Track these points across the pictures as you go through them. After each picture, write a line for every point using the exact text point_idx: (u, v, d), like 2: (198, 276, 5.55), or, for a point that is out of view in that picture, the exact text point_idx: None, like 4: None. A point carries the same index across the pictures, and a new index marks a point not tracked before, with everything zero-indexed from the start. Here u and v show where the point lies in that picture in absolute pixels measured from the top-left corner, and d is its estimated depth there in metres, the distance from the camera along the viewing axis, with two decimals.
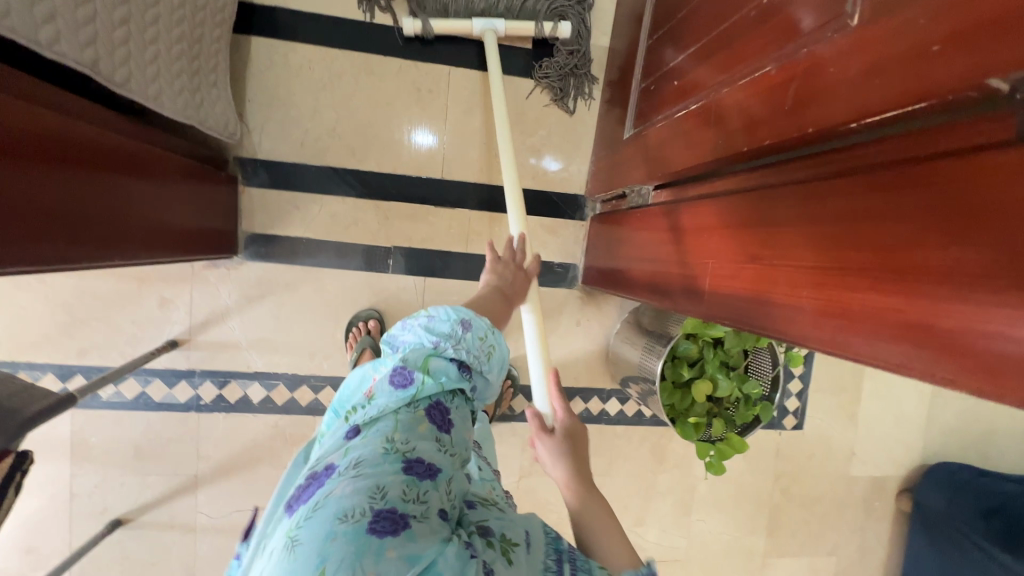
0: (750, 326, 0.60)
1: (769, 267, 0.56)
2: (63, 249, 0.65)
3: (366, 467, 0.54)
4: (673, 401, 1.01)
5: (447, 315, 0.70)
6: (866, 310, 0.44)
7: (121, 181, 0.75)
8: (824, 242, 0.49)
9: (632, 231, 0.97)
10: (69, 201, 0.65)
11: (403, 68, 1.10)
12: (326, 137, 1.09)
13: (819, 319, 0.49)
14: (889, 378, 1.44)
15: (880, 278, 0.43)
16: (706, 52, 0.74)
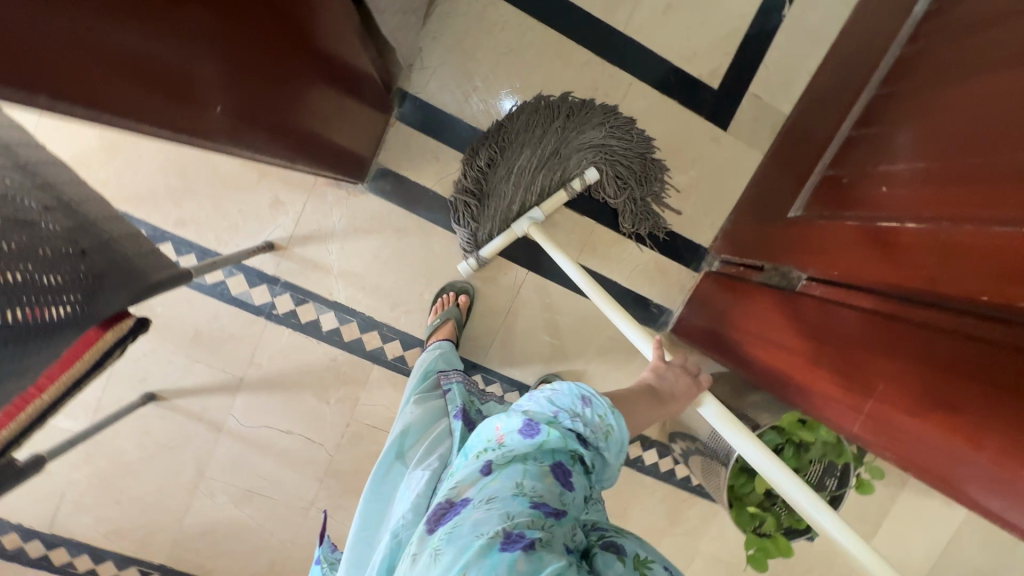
0: (891, 462, 0.62)
1: (931, 408, 0.58)
2: (288, 148, 0.75)
3: (498, 500, 0.56)
4: (735, 482, 1.00)
5: (570, 389, 0.66)
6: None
7: (338, 95, 0.83)
8: (996, 410, 0.52)
9: (765, 309, 0.93)
10: (305, 110, 0.74)
11: (590, 62, 1.06)
12: (490, 102, 1.06)
13: (983, 483, 0.52)
14: (911, 524, 1.42)
15: None
16: (940, 174, 0.71)
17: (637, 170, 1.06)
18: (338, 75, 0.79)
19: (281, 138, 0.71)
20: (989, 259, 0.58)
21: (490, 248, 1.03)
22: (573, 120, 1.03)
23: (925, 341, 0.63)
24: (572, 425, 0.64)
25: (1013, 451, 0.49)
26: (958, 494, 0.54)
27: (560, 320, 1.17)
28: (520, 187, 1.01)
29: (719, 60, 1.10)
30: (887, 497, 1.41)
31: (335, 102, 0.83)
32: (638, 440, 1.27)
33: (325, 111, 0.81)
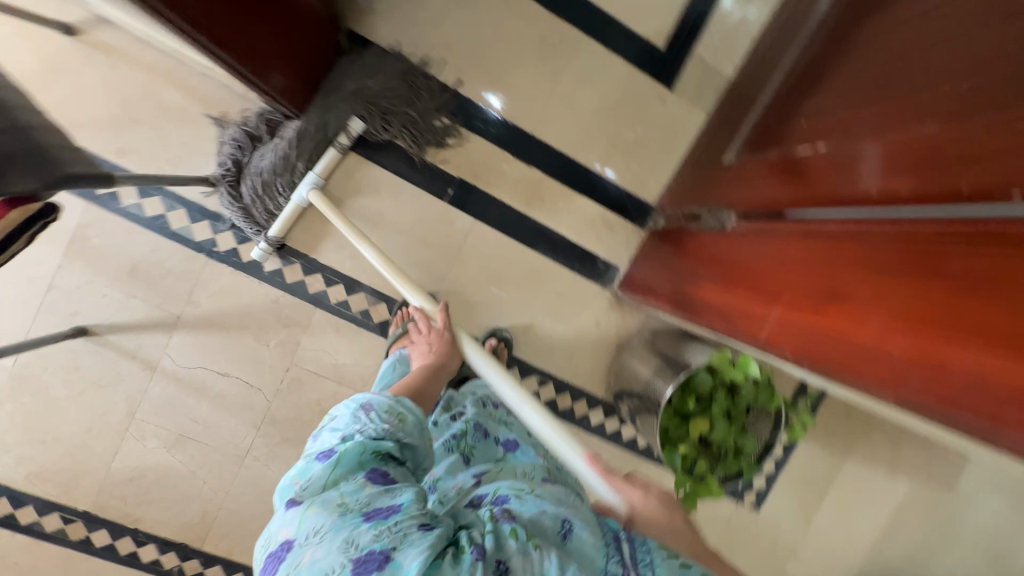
0: (811, 366, 0.61)
1: (846, 304, 0.59)
2: (279, 84, 0.91)
3: (326, 532, 0.50)
4: (669, 425, 1.00)
5: (348, 408, 0.62)
6: (936, 362, 0.47)
7: (307, 42, 0.93)
8: (907, 296, 0.52)
9: (703, 250, 0.95)
10: (286, 51, 0.89)
11: (538, 16, 1.10)
12: (440, 49, 1.08)
13: (898, 369, 0.50)
14: (855, 495, 1.44)
15: (957, 335, 0.46)
16: (851, 99, 0.74)
17: (403, 101, 1.06)
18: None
19: (236, 54, 0.77)
20: (887, 157, 0.61)
21: (278, 224, 1.04)
22: (344, 87, 1.03)
23: (820, 247, 0.67)
24: (360, 434, 0.58)
25: (921, 330, 0.49)
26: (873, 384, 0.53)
27: (505, 271, 1.17)
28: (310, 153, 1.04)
29: (666, 22, 1.14)
30: (831, 467, 1.43)
31: (283, 27, 0.85)
32: (584, 398, 1.23)
33: (270, 32, 0.82)
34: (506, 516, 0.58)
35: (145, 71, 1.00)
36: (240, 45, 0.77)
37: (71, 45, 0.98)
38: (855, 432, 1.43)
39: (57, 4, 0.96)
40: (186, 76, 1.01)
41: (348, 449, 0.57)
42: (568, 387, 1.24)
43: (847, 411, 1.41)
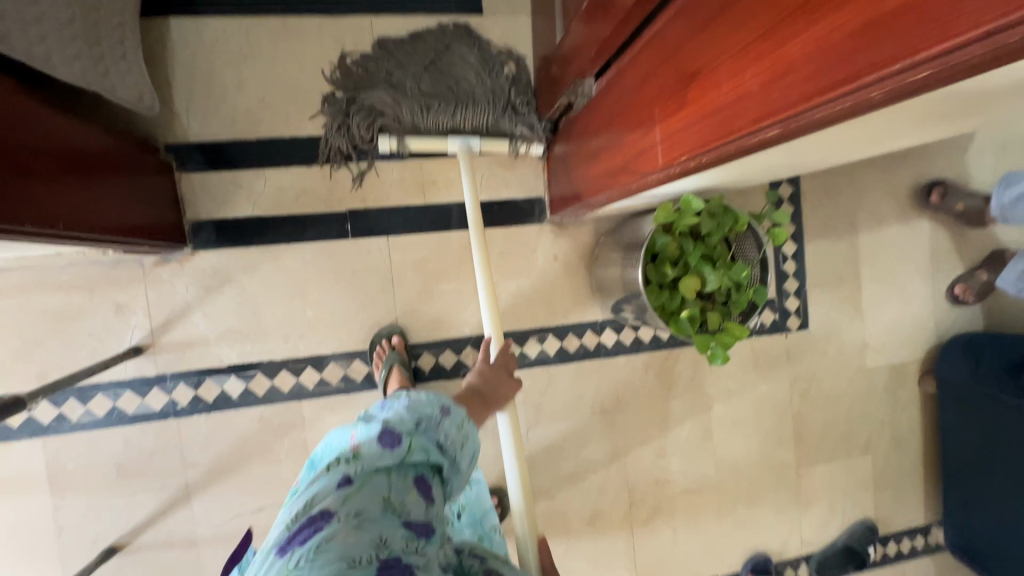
0: (704, 161, 0.56)
1: (703, 78, 0.53)
2: (127, 227, 0.87)
3: (365, 520, 0.54)
4: (661, 301, 0.97)
5: (429, 400, 0.72)
6: (796, 65, 0.41)
7: (125, 175, 0.89)
8: (739, 29, 0.47)
9: (585, 133, 0.91)
10: (114, 194, 0.85)
11: (323, 25, 1.06)
12: (257, 109, 1.05)
13: (769, 99, 0.44)
14: (885, 259, 1.39)
15: (796, 24, 0.40)
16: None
17: (497, 84, 1.09)
18: (56, 138, 0.75)
19: (75, 222, 0.75)
20: None
21: (417, 140, 1.02)
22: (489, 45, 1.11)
23: (669, 35, 0.60)
24: (432, 434, 0.68)
25: (767, 48, 0.44)
26: (750, 135, 0.48)
27: (446, 263, 1.14)
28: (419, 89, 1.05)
29: None
30: (849, 248, 1.37)
31: (82, 170, 0.79)
32: (588, 330, 1.23)
33: (67, 178, 0.75)
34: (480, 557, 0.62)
35: (15, 293, 0.98)
36: (58, 212, 0.72)
37: None
38: (850, 205, 1.37)
39: None
40: (53, 275, 0.99)
41: (414, 441, 0.65)
42: (567, 327, 1.22)
43: (830, 191, 1.36)
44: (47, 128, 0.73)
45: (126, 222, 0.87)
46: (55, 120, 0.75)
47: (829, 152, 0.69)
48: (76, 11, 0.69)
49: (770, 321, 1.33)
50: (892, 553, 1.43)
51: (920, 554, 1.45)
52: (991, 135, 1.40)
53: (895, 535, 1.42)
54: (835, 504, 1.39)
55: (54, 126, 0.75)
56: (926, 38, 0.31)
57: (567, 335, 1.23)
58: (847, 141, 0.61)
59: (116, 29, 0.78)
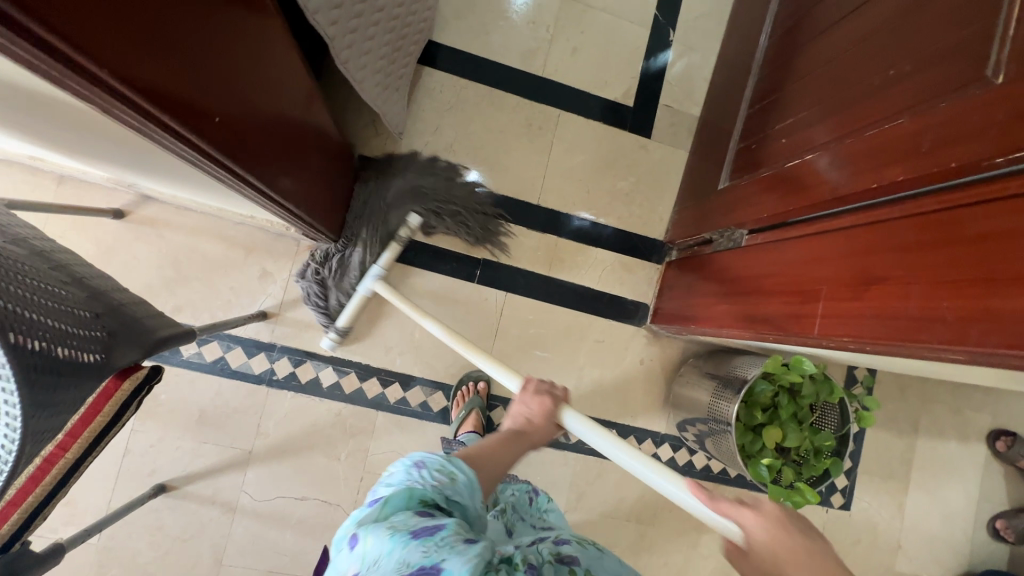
0: (870, 349, 0.65)
1: (887, 285, 0.64)
2: (316, 210, 0.99)
3: (379, 560, 0.49)
4: (743, 441, 1.03)
5: (401, 463, 0.60)
6: (997, 315, 0.51)
7: (332, 168, 1.03)
8: (942, 264, 0.58)
9: (725, 271, 1.02)
10: (320, 179, 0.98)
11: (520, 104, 1.23)
12: (443, 152, 1.20)
13: (961, 329, 0.54)
14: (936, 470, 1.43)
15: (1005, 286, 0.51)
16: (829, 102, 0.82)
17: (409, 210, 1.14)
18: (312, 126, 0.90)
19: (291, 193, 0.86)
20: (862, 166, 0.70)
21: (345, 316, 1.09)
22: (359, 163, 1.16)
23: (857, 234, 0.71)
24: (422, 480, 0.58)
25: (969, 290, 0.54)
26: (933, 349, 0.57)
27: (545, 333, 1.24)
28: (345, 252, 1.12)
29: (628, 81, 1.28)
30: (906, 447, 1.42)
31: (312, 153, 0.92)
32: (648, 438, 1.28)
33: (307, 162, 0.90)
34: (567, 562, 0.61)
35: (188, 231, 1.10)
36: (286, 183, 0.83)
37: (120, 226, 1.08)
38: (917, 407, 1.43)
39: (105, 194, 1.07)
40: (225, 228, 1.11)
41: (395, 491, 0.56)
42: (630, 429, 1.28)
43: (902, 387, 1.42)
44: (308, 113, 0.86)
45: (321, 211, 1.01)
46: (314, 105, 0.88)
47: (954, 372, 0.78)
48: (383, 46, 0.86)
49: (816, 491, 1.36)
50: None
51: None
52: None
53: None
54: None
55: (313, 115, 0.89)
56: None
57: (628, 436, 1.28)
58: (980, 372, 0.70)
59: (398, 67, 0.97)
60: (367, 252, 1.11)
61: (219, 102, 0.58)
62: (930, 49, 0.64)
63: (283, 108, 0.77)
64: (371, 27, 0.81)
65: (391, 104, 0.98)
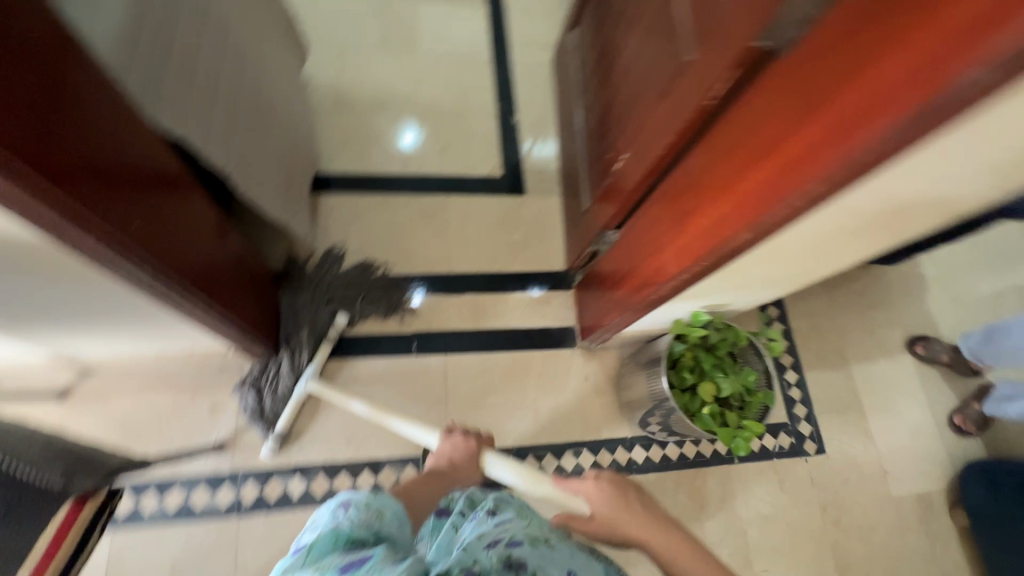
0: (704, 257, 0.80)
1: (695, 207, 0.82)
2: (250, 326, 1.11)
3: None
4: (684, 404, 1.14)
5: (327, 506, 0.65)
6: (751, 184, 0.69)
7: (257, 288, 1.17)
8: (713, 174, 0.77)
9: (610, 267, 1.19)
10: (249, 298, 1.12)
11: (410, 199, 1.45)
12: (355, 254, 1.37)
13: (739, 207, 0.71)
14: (881, 390, 1.55)
15: (745, 165, 0.69)
16: (629, 114, 1.07)
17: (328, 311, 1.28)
18: (235, 255, 1.07)
19: (228, 310, 1.01)
20: (652, 142, 0.93)
21: (283, 422, 1.17)
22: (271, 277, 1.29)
23: (668, 187, 0.91)
24: (348, 524, 0.63)
25: (731, 180, 0.73)
26: (733, 231, 0.73)
27: (492, 380, 1.33)
28: (273, 360, 1.21)
29: (492, 159, 1.55)
30: (845, 378, 1.54)
31: (239, 277, 1.08)
32: (619, 446, 1.34)
33: (236, 284, 1.06)
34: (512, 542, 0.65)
35: (133, 390, 1.16)
36: (221, 301, 0.98)
37: (65, 404, 1.13)
38: (838, 340, 1.58)
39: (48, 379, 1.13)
40: (168, 376, 1.18)
41: (320, 539, 0.61)
42: (600, 443, 1.33)
43: (817, 328, 1.58)
44: (231, 246, 1.05)
45: (254, 324, 1.12)
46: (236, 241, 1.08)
47: (805, 267, 0.95)
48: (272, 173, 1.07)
49: (788, 444, 1.42)
50: None
51: None
52: (942, 287, 1.69)
53: None
54: None
55: (235, 247, 1.07)
56: (814, 154, 0.58)
57: (600, 451, 1.33)
58: (811, 254, 0.86)
59: (294, 188, 1.17)
60: (297, 355, 1.22)
61: (155, 234, 0.78)
62: (661, 54, 0.91)
63: (199, 238, 0.92)
64: (258, 161, 1.01)
65: (295, 221, 1.16)
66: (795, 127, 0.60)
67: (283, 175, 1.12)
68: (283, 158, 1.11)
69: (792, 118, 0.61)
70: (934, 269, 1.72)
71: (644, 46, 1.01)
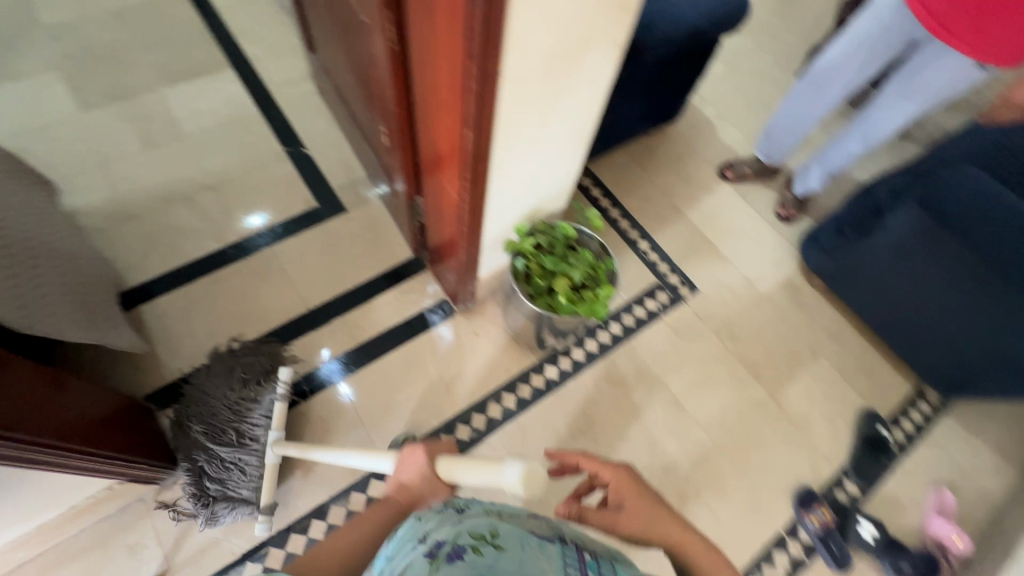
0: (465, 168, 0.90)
1: (440, 132, 0.92)
2: (134, 451, 1.06)
3: None
4: (550, 304, 1.24)
5: None
6: (451, 88, 0.79)
7: (133, 414, 1.13)
8: (433, 97, 0.87)
9: (435, 228, 1.28)
10: (126, 425, 1.07)
11: (239, 265, 1.45)
12: (209, 339, 1.35)
13: (456, 111, 0.81)
14: (718, 219, 1.76)
15: (441, 75, 0.80)
16: (372, 92, 1.16)
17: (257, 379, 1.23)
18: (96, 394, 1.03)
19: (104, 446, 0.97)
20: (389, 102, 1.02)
21: (266, 494, 1.15)
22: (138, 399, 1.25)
23: (423, 131, 1.01)
24: None
25: (442, 93, 0.83)
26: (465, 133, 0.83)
27: (394, 380, 1.37)
28: (225, 451, 1.17)
29: (301, 194, 1.58)
30: (687, 224, 1.74)
31: (109, 413, 1.04)
32: (532, 374, 1.43)
33: (107, 419, 1.02)
34: (453, 557, 0.48)
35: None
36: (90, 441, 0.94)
37: None
38: (668, 198, 1.78)
39: None
40: (70, 546, 1.12)
41: None
42: (514, 381, 1.41)
43: (646, 197, 1.77)
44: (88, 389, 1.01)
45: (137, 445, 1.07)
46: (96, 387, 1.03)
47: (566, 141, 1.06)
48: (65, 298, 1.03)
49: (667, 298, 1.59)
50: (912, 428, 1.48)
51: (936, 419, 1.50)
52: (723, 120, 1.96)
53: (899, 412, 1.50)
54: (829, 411, 1.47)
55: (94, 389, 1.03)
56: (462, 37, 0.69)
57: (518, 387, 1.41)
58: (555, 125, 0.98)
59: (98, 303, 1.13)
60: (253, 432, 1.18)
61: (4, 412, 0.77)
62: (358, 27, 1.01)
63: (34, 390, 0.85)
64: (42, 293, 0.98)
65: (116, 334, 1.12)
66: (444, 23, 0.71)
67: (81, 296, 1.08)
68: (70, 279, 1.07)
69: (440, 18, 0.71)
70: (711, 109, 1.99)
71: (350, 27, 1.10)
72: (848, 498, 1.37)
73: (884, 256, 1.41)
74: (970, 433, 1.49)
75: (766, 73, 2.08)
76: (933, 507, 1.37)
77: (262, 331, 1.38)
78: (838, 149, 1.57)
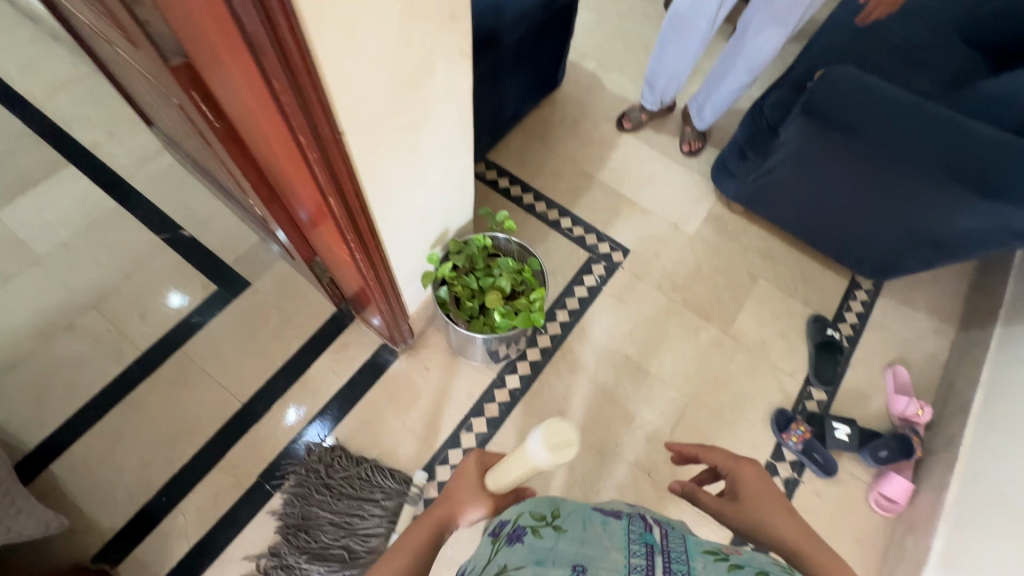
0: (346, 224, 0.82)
1: (304, 195, 0.82)
2: None
3: None
4: (486, 325, 1.19)
5: None
6: (294, 153, 0.69)
7: None
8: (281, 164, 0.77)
9: (343, 280, 1.19)
10: None
11: (152, 380, 1.31)
12: (144, 470, 1.23)
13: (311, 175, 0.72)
14: (629, 174, 1.74)
15: (277, 142, 0.70)
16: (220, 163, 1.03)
17: (349, 485, 1.24)
18: None
19: None
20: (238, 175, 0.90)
21: None
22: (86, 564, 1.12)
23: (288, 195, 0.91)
24: None
25: (287, 159, 0.73)
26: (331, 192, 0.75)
27: (357, 444, 1.30)
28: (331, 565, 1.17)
29: (195, 281, 1.44)
30: (601, 187, 1.71)
31: None
32: (495, 390, 1.39)
33: None
34: (513, 540, 0.53)
35: None
36: None
37: None
38: (576, 166, 1.74)
39: None
40: None
41: None
42: (479, 403, 1.37)
43: (555, 172, 1.73)
44: None
45: None
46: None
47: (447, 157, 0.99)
48: None
49: (603, 269, 1.57)
50: (856, 320, 1.55)
51: (874, 304, 1.58)
52: (606, 72, 1.93)
53: (841, 308, 1.56)
54: (780, 329, 1.52)
55: None
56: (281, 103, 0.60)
57: (485, 408, 1.36)
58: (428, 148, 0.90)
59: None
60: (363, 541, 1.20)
61: None
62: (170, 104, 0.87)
63: None
64: None
65: (27, 515, 0.99)
66: (254, 93, 0.61)
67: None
68: None
69: (246, 86, 0.61)
70: (592, 63, 1.94)
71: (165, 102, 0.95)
72: (818, 404, 1.43)
73: (789, 170, 1.43)
74: (906, 307, 1.58)
75: (633, 12, 2.05)
76: (892, 386, 1.45)
77: (201, 442, 1.26)
78: (726, 83, 1.53)
